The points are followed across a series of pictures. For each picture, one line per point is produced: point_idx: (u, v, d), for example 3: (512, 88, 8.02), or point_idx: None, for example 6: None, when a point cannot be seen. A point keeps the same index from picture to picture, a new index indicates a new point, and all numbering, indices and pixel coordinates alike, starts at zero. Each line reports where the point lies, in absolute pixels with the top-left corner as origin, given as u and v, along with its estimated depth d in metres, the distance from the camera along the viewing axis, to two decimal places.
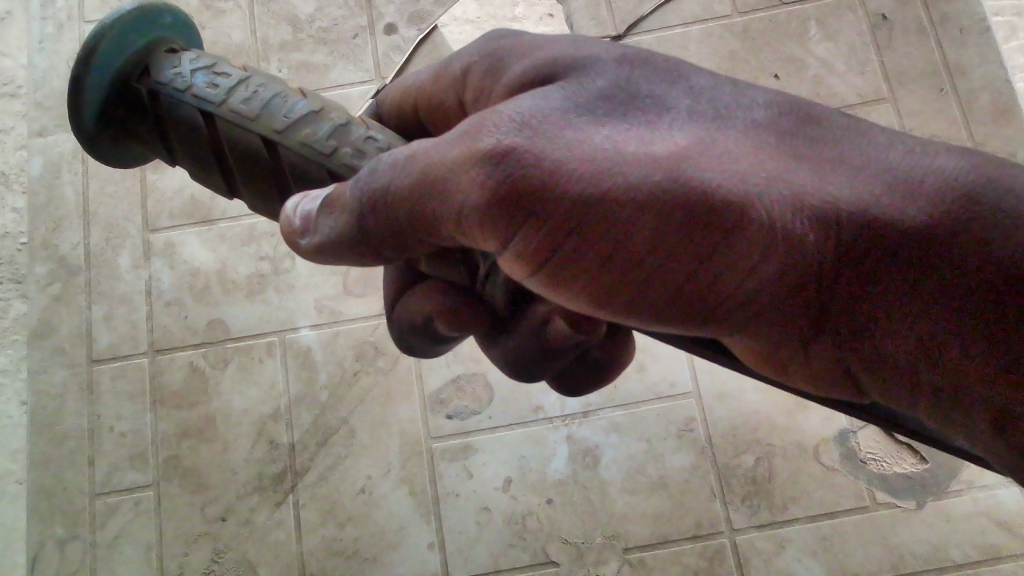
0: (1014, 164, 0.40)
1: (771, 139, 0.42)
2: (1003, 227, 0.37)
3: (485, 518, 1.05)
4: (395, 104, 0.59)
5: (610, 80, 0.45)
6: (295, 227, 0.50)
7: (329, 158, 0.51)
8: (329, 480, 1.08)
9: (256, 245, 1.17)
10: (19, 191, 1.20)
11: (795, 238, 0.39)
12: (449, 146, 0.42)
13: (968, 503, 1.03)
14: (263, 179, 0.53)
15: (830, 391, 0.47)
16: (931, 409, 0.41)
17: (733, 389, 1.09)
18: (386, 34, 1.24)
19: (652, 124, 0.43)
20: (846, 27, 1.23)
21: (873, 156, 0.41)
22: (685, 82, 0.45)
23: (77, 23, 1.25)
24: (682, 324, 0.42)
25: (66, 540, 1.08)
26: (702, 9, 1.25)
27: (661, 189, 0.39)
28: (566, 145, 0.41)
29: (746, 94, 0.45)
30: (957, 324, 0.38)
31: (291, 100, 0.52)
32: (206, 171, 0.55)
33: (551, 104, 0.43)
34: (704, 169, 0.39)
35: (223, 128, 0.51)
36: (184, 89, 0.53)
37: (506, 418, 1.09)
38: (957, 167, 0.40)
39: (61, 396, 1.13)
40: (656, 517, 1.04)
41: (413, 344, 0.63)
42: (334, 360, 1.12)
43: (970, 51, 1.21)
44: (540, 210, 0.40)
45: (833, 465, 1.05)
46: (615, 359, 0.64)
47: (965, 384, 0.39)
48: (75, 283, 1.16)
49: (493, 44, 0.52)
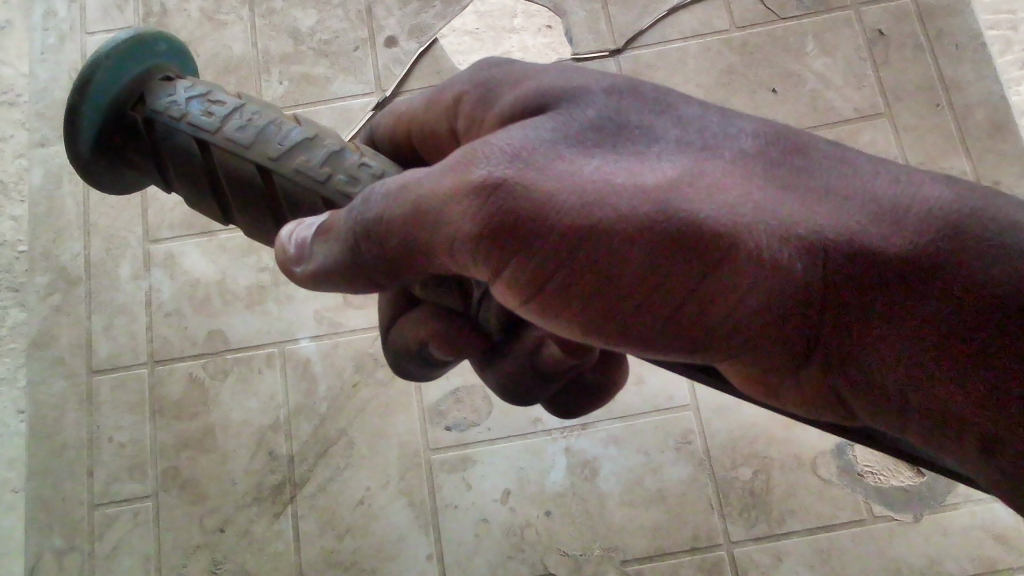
0: (997, 192, 0.41)
1: (758, 168, 0.43)
2: (985, 258, 0.38)
3: (484, 530, 1.06)
4: (389, 129, 0.60)
5: (600, 110, 0.45)
6: (290, 254, 0.51)
7: (323, 186, 0.51)
8: (328, 491, 1.08)
9: (256, 256, 1.17)
10: (18, 201, 1.20)
11: (781, 269, 0.39)
12: (441, 176, 0.43)
13: (964, 517, 1.03)
14: (258, 205, 0.53)
15: (821, 415, 0.47)
16: (919, 434, 0.41)
17: (730, 402, 1.09)
18: (387, 46, 1.25)
19: (642, 153, 0.43)
20: (843, 41, 1.25)
21: (858, 186, 0.42)
22: (673, 111, 0.46)
23: (79, 34, 1.26)
24: (672, 352, 0.43)
25: (64, 550, 1.08)
26: (700, 23, 1.26)
27: (650, 220, 0.40)
28: (556, 175, 0.41)
29: (733, 123, 0.45)
30: (942, 353, 0.38)
31: (285, 127, 0.52)
32: (201, 196, 0.55)
33: (541, 134, 0.44)
34: (691, 201, 0.40)
35: (218, 155, 0.52)
36: (179, 116, 0.53)
37: (505, 430, 1.09)
38: (940, 197, 0.40)
39: (60, 406, 1.13)
40: (654, 529, 1.05)
41: (408, 367, 0.63)
42: (333, 372, 1.12)
43: (966, 65, 1.22)
44: (532, 239, 0.41)
45: (830, 478, 1.06)
46: (607, 381, 0.65)
47: (951, 410, 0.39)
48: (75, 293, 1.16)
49: (486, 72, 0.52)
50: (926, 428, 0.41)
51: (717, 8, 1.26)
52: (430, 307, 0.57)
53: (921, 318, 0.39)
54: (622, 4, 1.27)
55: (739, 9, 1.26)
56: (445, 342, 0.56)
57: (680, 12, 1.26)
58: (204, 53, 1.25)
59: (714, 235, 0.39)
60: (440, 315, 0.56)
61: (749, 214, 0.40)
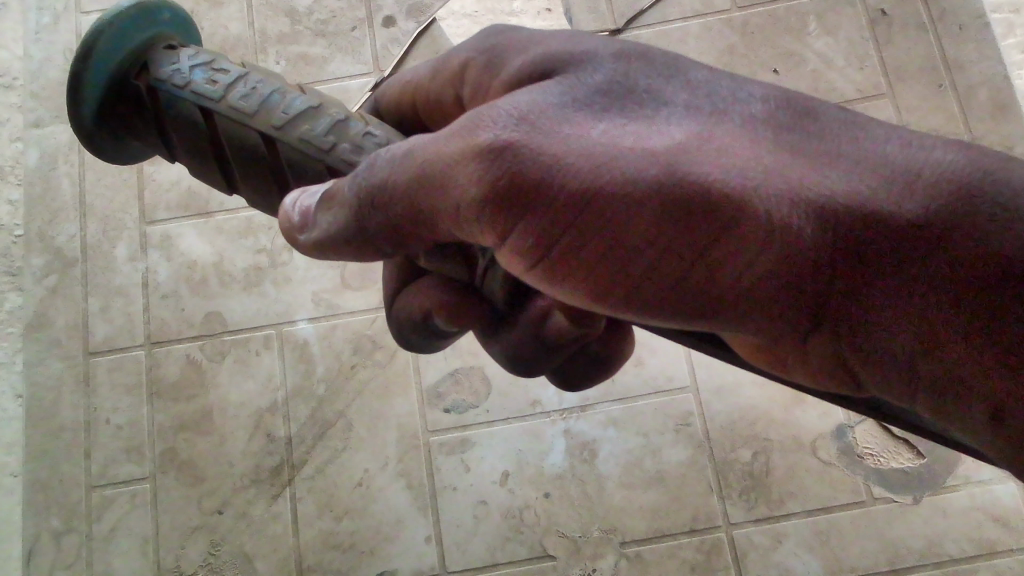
0: (1010, 157, 0.40)
1: (768, 133, 0.42)
2: (995, 220, 0.37)
3: (482, 511, 1.06)
4: (394, 99, 0.59)
5: (607, 74, 0.44)
6: (293, 222, 0.50)
7: (328, 155, 0.50)
8: (327, 473, 1.08)
9: (253, 237, 1.16)
10: (14, 183, 1.19)
11: (791, 234, 0.39)
12: (446, 141, 0.42)
13: (964, 498, 1.03)
14: (261, 175, 0.53)
15: (828, 385, 0.47)
16: (927, 402, 0.41)
17: (730, 384, 1.09)
18: (385, 26, 1.24)
19: (650, 118, 0.42)
20: (845, 22, 1.23)
21: (869, 150, 0.41)
22: (682, 76, 0.45)
23: (73, 14, 1.25)
24: (679, 320, 0.42)
25: (62, 533, 1.08)
26: (702, 3, 1.25)
27: (658, 183, 0.39)
28: (562, 139, 0.41)
29: (744, 88, 0.45)
30: (951, 318, 0.38)
31: (289, 96, 0.51)
32: (204, 167, 0.54)
33: (548, 98, 0.43)
34: (700, 164, 0.39)
35: (223, 124, 0.51)
36: (183, 85, 0.52)
37: (504, 411, 1.09)
38: (952, 160, 0.39)
39: (57, 388, 1.12)
40: (653, 511, 1.04)
41: (413, 339, 0.63)
42: (331, 353, 1.11)
43: (969, 47, 1.21)
44: (537, 203, 0.40)
45: (830, 459, 1.06)
46: (614, 352, 0.64)
47: (960, 378, 0.39)
48: (71, 274, 1.16)
49: (492, 39, 0.52)
50: (935, 395, 0.40)
51: None
52: (435, 278, 0.57)
53: (931, 283, 0.38)
54: None
55: None
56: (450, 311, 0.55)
57: None
58: (201, 33, 1.24)
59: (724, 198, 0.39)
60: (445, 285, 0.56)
61: (761, 178, 0.39)
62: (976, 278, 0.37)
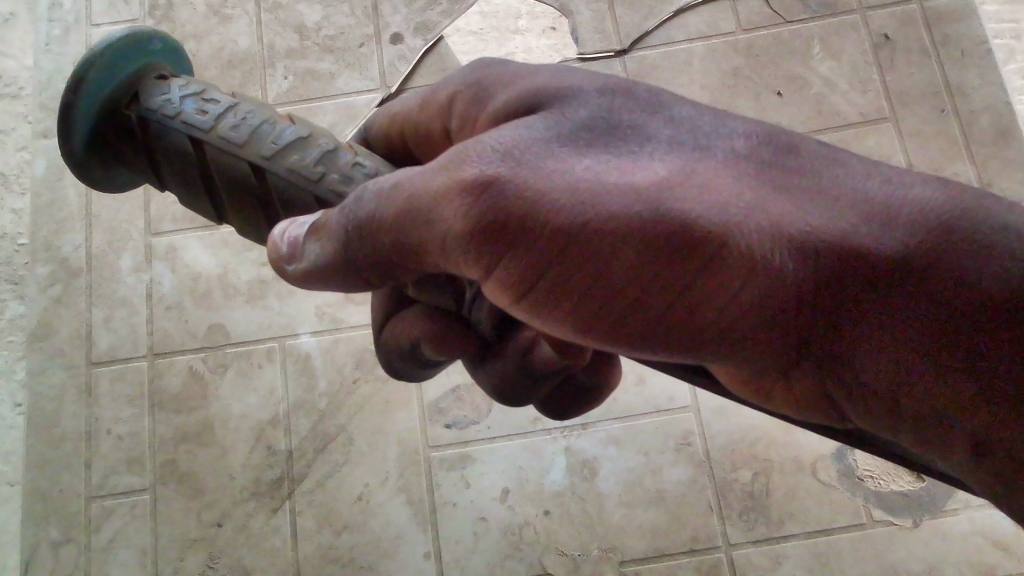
0: (986, 192, 0.41)
1: (749, 170, 0.42)
2: (974, 256, 0.39)
3: (482, 528, 1.05)
4: (383, 131, 0.60)
5: (592, 110, 0.45)
6: (282, 253, 0.50)
7: (318, 185, 0.51)
8: (326, 487, 1.08)
9: (258, 250, 1.17)
10: (20, 192, 1.20)
11: (773, 271, 0.39)
12: (434, 175, 0.43)
13: (964, 522, 1.03)
14: (251, 204, 0.53)
15: (813, 414, 0.48)
16: (910, 433, 0.42)
17: (731, 404, 1.09)
18: (392, 43, 1.25)
19: (634, 154, 0.43)
20: (849, 45, 1.25)
21: (850, 187, 0.42)
22: (666, 112, 0.46)
23: (84, 26, 1.27)
24: (666, 352, 0.43)
25: (60, 543, 1.08)
26: (707, 24, 1.26)
27: (644, 221, 0.39)
28: (549, 174, 0.41)
29: (726, 124, 0.45)
30: (937, 350, 0.39)
31: (278, 126, 0.52)
32: (195, 195, 0.55)
33: (535, 134, 0.43)
34: (683, 201, 0.40)
35: (213, 155, 0.52)
36: (173, 115, 0.53)
37: (506, 428, 1.09)
38: (931, 197, 0.40)
39: (58, 398, 1.12)
40: (652, 530, 1.04)
41: (400, 368, 0.63)
42: (333, 367, 1.12)
43: (971, 72, 1.22)
44: (526, 238, 0.41)
45: (831, 481, 1.06)
46: (600, 384, 0.65)
47: (948, 409, 0.40)
48: (75, 285, 1.16)
49: (481, 72, 0.52)
50: (919, 427, 0.41)
51: (724, 10, 1.26)
52: (423, 308, 0.57)
53: (912, 317, 0.39)
54: (629, 5, 1.27)
55: (746, 12, 1.26)
56: (436, 340, 0.56)
57: (686, 13, 1.26)
58: (210, 46, 1.25)
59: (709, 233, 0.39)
60: (434, 313, 0.56)
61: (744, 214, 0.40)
62: (961, 311, 0.38)
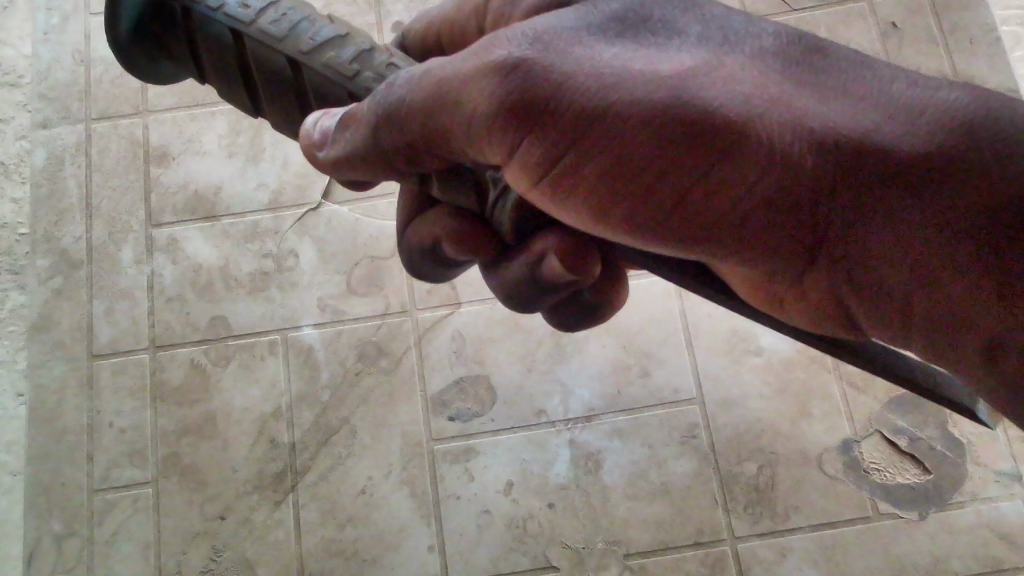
0: (1022, 99, 0.39)
1: (776, 65, 0.42)
2: (997, 157, 0.37)
3: (486, 521, 1.05)
4: (419, 34, 0.59)
5: (624, 3, 0.45)
6: (314, 141, 0.50)
7: (353, 82, 0.50)
8: (329, 480, 1.07)
9: (259, 242, 1.16)
10: (20, 181, 1.19)
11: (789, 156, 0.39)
12: (460, 58, 0.43)
13: (971, 515, 1.02)
14: (285, 94, 0.52)
15: (831, 322, 0.47)
16: (922, 339, 0.41)
17: (737, 396, 1.08)
18: (394, 32, 1.24)
19: (663, 45, 0.43)
20: (856, 33, 1.23)
21: (882, 86, 0.41)
22: (698, 11, 0.46)
23: (83, 15, 1.26)
24: (679, 242, 0.43)
25: (62, 536, 1.07)
26: None
27: (664, 105, 0.40)
28: (574, 59, 0.41)
29: (756, 23, 0.45)
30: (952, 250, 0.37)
31: (318, 24, 0.50)
32: (233, 86, 0.54)
33: (566, 22, 0.43)
34: (706, 87, 0.40)
35: (252, 47, 0.51)
36: (215, 6, 0.51)
37: (510, 420, 1.08)
38: (959, 99, 0.39)
39: (60, 390, 1.12)
40: (657, 523, 1.04)
41: (425, 271, 0.62)
42: (336, 360, 1.11)
43: (980, 61, 1.21)
44: (548, 121, 0.41)
45: (837, 474, 1.05)
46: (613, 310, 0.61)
47: (957, 312, 0.38)
48: (76, 276, 1.16)
49: None
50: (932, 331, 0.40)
51: None
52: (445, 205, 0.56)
53: (926, 213, 0.37)
54: None
55: None
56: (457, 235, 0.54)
57: None
58: None
59: (727, 115, 0.40)
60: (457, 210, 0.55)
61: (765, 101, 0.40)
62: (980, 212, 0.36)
